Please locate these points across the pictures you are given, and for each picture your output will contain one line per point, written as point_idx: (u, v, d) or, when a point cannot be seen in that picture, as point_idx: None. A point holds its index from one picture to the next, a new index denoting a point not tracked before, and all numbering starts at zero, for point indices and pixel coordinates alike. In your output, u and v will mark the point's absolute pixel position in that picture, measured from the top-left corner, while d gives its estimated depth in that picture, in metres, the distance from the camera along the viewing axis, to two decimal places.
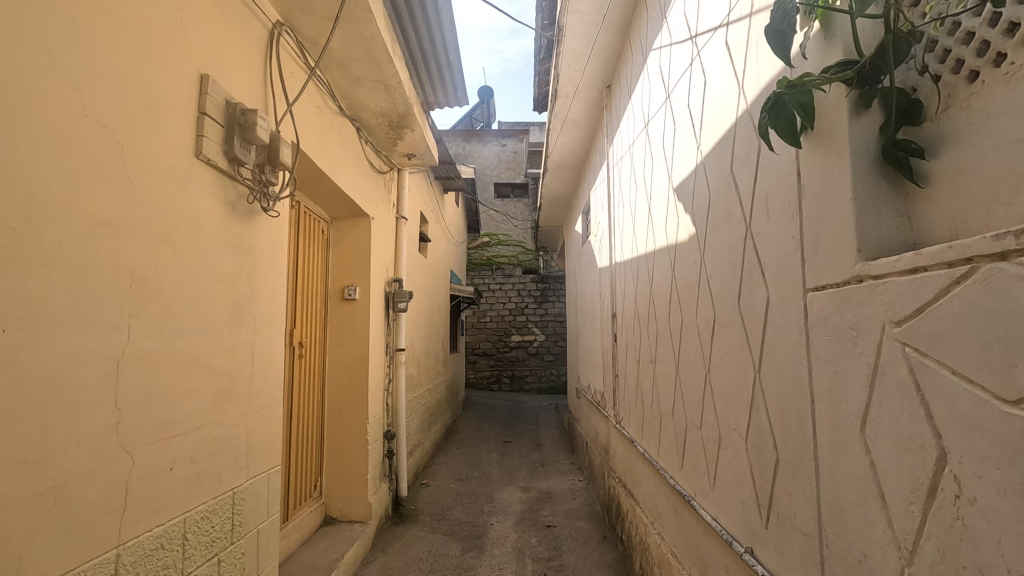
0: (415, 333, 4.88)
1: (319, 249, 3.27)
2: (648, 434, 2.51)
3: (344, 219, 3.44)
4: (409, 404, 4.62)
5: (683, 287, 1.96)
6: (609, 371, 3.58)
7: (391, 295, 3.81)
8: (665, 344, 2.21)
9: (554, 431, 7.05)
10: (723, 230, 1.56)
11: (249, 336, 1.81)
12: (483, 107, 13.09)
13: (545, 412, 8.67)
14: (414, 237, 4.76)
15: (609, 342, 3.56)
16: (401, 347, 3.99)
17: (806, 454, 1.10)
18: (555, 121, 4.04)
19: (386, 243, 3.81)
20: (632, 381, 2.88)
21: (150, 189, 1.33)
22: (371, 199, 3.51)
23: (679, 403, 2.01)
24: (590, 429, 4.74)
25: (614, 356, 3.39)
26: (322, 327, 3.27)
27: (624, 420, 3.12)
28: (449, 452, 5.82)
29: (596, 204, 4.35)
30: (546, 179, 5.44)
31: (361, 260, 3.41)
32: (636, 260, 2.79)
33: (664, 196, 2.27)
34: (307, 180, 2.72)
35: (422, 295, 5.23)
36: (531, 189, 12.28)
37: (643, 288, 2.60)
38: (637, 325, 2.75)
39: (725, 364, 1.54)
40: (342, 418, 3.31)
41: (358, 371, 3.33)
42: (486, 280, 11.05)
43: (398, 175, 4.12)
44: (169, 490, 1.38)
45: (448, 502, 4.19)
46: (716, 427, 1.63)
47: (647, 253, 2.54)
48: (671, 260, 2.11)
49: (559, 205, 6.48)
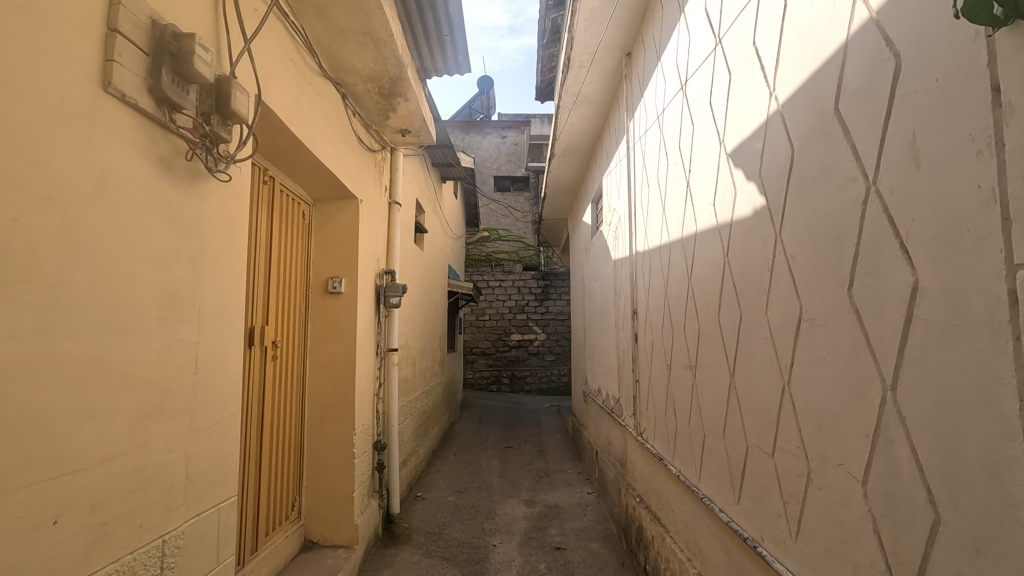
0: (409, 331, 4.48)
1: (300, 234, 2.86)
2: (684, 453, 2.12)
3: (328, 201, 3.04)
4: (402, 409, 4.22)
5: (743, 275, 1.56)
6: (628, 377, 3.19)
7: (382, 289, 3.40)
8: (711, 347, 1.81)
9: (558, 435, 6.67)
10: (818, 194, 1.16)
11: (193, 335, 1.41)
12: (483, 97, 12.66)
13: (547, 414, 8.28)
14: (409, 227, 4.35)
15: (628, 344, 3.16)
16: (393, 347, 3.58)
17: (1011, 525, 0.70)
18: (567, 97, 3.64)
19: (377, 229, 3.41)
20: (660, 389, 2.48)
21: (27, 124, 0.93)
22: (360, 179, 3.10)
23: (736, 422, 1.61)
24: (601, 439, 4.34)
25: (635, 358, 2.99)
26: (302, 325, 2.87)
27: (648, 432, 2.72)
28: (447, 460, 5.41)
29: (608, 191, 3.95)
30: (552, 165, 5.04)
31: (347, 248, 3.01)
32: (667, 248, 2.38)
33: (708, 166, 1.86)
34: (283, 151, 2.32)
35: (417, 290, 4.82)
36: (532, 182, 11.86)
37: (678, 280, 2.20)
38: (668, 324, 2.35)
39: (822, 377, 1.14)
40: (325, 429, 2.90)
41: (343, 375, 2.93)
42: (485, 277, 10.65)
43: (391, 155, 3.71)
44: (56, 552, 0.98)
45: (446, 518, 3.79)
46: (802, 460, 1.23)
47: (684, 237, 2.13)
48: (724, 243, 1.70)
49: (564, 196, 6.08)
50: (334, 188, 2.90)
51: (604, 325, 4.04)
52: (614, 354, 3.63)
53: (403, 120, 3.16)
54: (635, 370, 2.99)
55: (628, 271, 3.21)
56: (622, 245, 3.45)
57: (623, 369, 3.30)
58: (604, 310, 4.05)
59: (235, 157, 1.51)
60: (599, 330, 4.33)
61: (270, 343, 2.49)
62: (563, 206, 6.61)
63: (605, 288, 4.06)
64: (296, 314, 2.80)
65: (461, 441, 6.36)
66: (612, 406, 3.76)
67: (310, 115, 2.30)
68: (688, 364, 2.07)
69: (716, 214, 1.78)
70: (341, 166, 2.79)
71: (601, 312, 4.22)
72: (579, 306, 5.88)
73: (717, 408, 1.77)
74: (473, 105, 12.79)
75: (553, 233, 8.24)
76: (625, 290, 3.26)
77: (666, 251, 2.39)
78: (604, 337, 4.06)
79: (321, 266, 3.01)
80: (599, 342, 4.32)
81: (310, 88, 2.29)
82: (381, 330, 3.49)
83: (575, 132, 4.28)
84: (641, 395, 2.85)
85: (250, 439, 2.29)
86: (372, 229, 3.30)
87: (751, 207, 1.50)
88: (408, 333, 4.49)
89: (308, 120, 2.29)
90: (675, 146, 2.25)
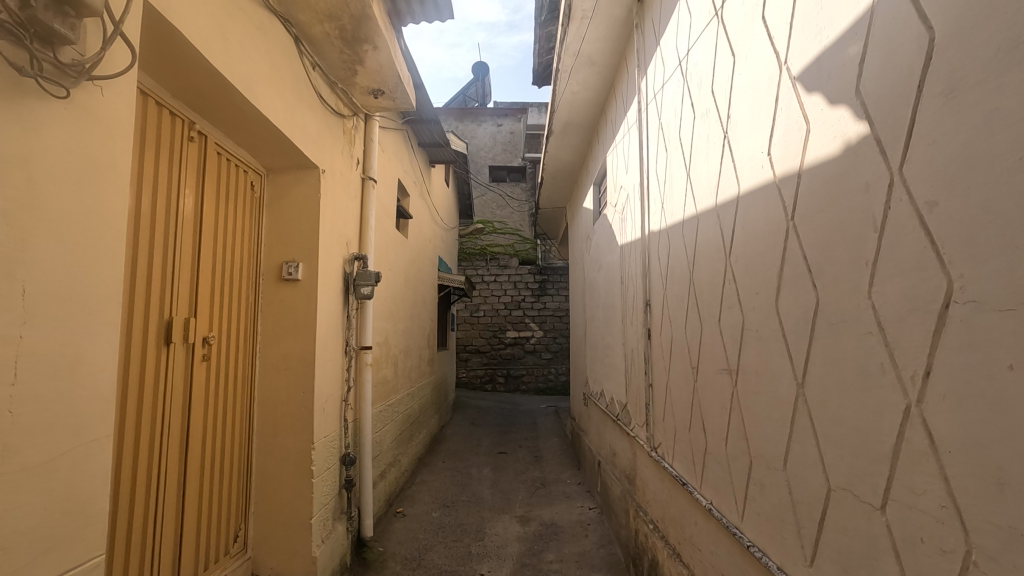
0: (389, 327, 4.00)
1: (246, 208, 2.39)
2: (719, 481, 1.65)
3: (284, 171, 2.57)
4: (380, 414, 3.75)
5: (822, 242, 1.09)
6: (638, 380, 2.72)
7: (351, 277, 2.93)
8: (764, 343, 1.35)
9: (556, 440, 6.21)
10: (996, 88, 0.69)
11: (10, 327, 0.94)
12: (478, 85, 12.16)
13: (544, 416, 7.83)
14: (388, 209, 3.90)
15: (639, 342, 2.69)
16: (367, 345, 3.11)
17: None
18: (568, 55, 3.18)
19: (346, 207, 2.93)
20: (683, 398, 2.02)
21: None
22: (323, 145, 2.63)
23: (807, 451, 1.15)
24: (603, 447, 3.88)
25: (647, 359, 2.53)
26: (248, 316, 2.39)
27: (666, 449, 2.25)
28: (434, 469, 4.95)
29: (613, 167, 3.49)
30: (551, 143, 4.57)
31: (305, 227, 2.53)
32: (693, 221, 1.91)
33: (758, 101, 1.39)
34: (212, 98, 1.85)
35: (398, 281, 4.35)
36: (529, 173, 11.40)
37: (710, 259, 1.73)
38: (694, 317, 1.88)
39: (1006, 398, 0.68)
40: (277, 442, 2.43)
41: (300, 377, 2.45)
42: (480, 271, 10.18)
43: (365, 124, 3.24)
44: None
45: (427, 540, 3.32)
46: (956, 531, 0.75)
47: (719, 204, 1.67)
48: (788, 203, 1.23)
49: (563, 180, 5.62)
50: (289, 154, 2.43)
51: (609, 322, 3.58)
52: (621, 354, 3.17)
53: (374, 78, 2.69)
54: (647, 373, 2.52)
55: (638, 256, 2.74)
56: (631, 227, 2.98)
57: (633, 371, 2.84)
58: (609, 304, 3.60)
59: (89, 67, 1.05)
60: (603, 326, 3.88)
61: (202, 339, 2.01)
62: (561, 193, 6.15)
63: (609, 279, 3.60)
64: (240, 303, 2.32)
65: (451, 447, 5.89)
66: (618, 411, 3.31)
67: (245, 51, 1.83)
68: (726, 368, 1.60)
69: (771, 164, 1.31)
70: (296, 126, 2.32)
71: (605, 306, 3.76)
72: (579, 299, 5.42)
73: (773, 428, 1.30)
74: (468, 93, 12.29)
75: (551, 224, 7.78)
76: (635, 279, 2.79)
77: (691, 226, 1.93)
78: (609, 333, 3.60)
79: (276, 247, 2.53)
80: (603, 340, 3.86)
81: (243, 18, 1.83)
82: (351, 325, 3.02)
83: (576, 101, 3.81)
84: (656, 402, 2.39)
85: (167, 459, 1.82)
86: (338, 207, 2.82)
87: (837, 141, 1.03)
88: (389, 329, 4.03)
89: (241, 57, 1.82)
90: (707, 90, 1.78)
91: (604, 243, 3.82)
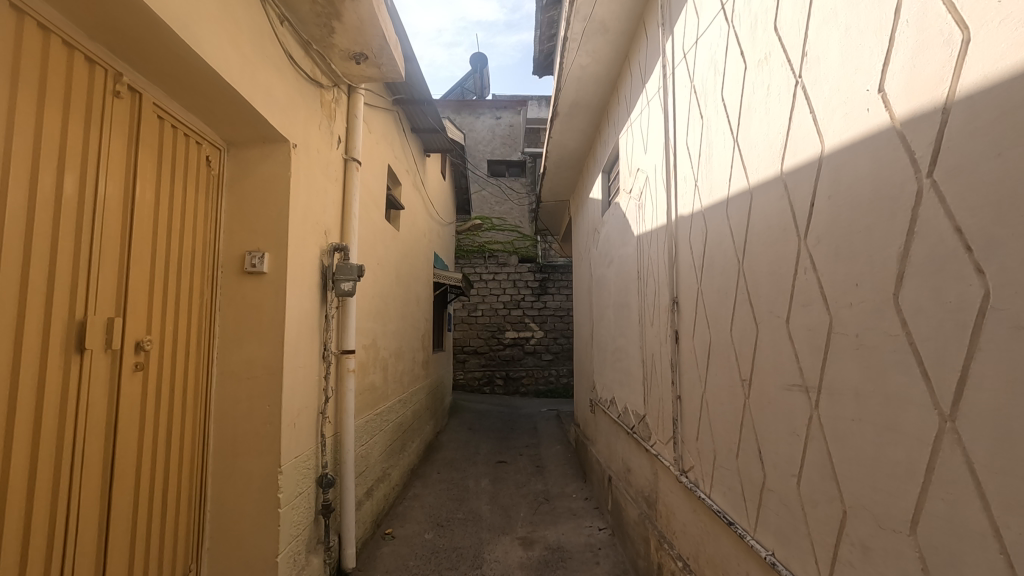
0: (377, 328, 3.63)
1: (200, 187, 2.01)
2: (786, 530, 1.28)
3: (247, 145, 2.18)
4: (367, 425, 3.38)
5: (995, 204, 0.72)
6: (662, 390, 2.35)
7: (330, 270, 2.56)
8: (869, 353, 0.98)
9: (558, 448, 5.85)
10: None
11: None
12: (475, 77, 11.75)
13: (546, 420, 7.47)
14: (376, 197, 3.52)
15: (664, 345, 2.32)
16: (349, 349, 2.74)
17: None
18: (579, 20, 2.82)
19: (324, 191, 2.56)
20: (728, 417, 1.64)
21: None
22: (295, 116, 2.25)
23: (962, 515, 0.78)
24: (615, 460, 3.52)
25: (674, 366, 2.16)
26: (202, 316, 2.01)
27: (701, 475, 1.88)
28: (428, 481, 4.58)
29: (628, 148, 3.11)
30: (556, 126, 4.22)
31: (273, 210, 2.15)
32: (743, 198, 1.54)
33: (857, 21, 1.02)
34: (142, 42, 1.48)
35: (389, 277, 3.98)
36: (529, 167, 11.03)
37: (773, 243, 1.36)
38: (746, 317, 1.51)
39: None
40: (239, 466, 2.05)
41: (266, 388, 2.07)
42: (478, 269, 9.80)
43: (348, 99, 2.86)
44: None
45: (419, 567, 2.96)
46: None
47: (787, 171, 1.30)
48: (921, 154, 0.86)
49: (566, 169, 5.24)
50: (252, 123, 2.05)
51: (624, 322, 3.20)
52: (638, 360, 2.79)
53: (355, 38, 2.31)
54: (675, 383, 2.15)
55: (661, 248, 2.37)
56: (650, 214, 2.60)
57: (655, 379, 2.47)
58: (623, 303, 3.22)
59: None
60: (615, 327, 3.51)
61: (136, 344, 1.63)
62: (563, 184, 5.77)
63: (624, 274, 3.23)
64: (191, 299, 1.94)
65: (448, 455, 5.52)
66: (635, 422, 2.94)
67: None
68: (798, 383, 1.23)
69: (884, 102, 0.94)
70: (258, 89, 1.95)
71: (618, 304, 3.39)
72: (584, 297, 5.06)
73: (888, 472, 0.93)
74: (465, 85, 11.88)
75: (552, 219, 7.41)
76: (658, 272, 2.42)
77: (741, 203, 1.55)
78: (623, 336, 3.22)
79: (237, 234, 2.15)
80: (615, 343, 3.49)
81: None
82: (331, 326, 2.64)
83: (584, 77, 3.44)
84: (688, 418, 2.03)
85: (83, 496, 1.44)
86: (314, 189, 2.44)
87: None
88: (377, 329, 3.66)
89: None
90: (765, 29, 1.40)
91: (616, 235, 3.45)
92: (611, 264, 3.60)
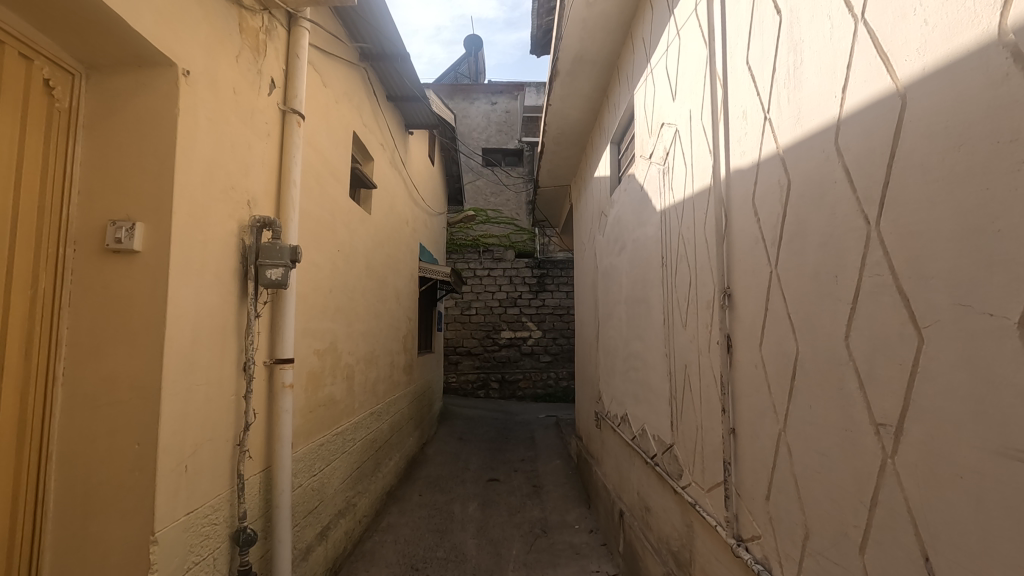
0: (338, 331, 3.00)
1: (30, 122, 1.36)
2: None
3: (116, 71, 1.53)
4: (322, 449, 2.74)
5: None
6: (704, 417, 1.72)
7: (252, 252, 1.90)
8: None
9: (558, 463, 5.22)
10: None
11: None
12: (470, 61, 11.09)
13: (544, 429, 6.84)
14: (334, 170, 2.89)
15: (707, 356, 1.68)
16: (286, 359, 2.10)
17: None
18: None
19: (245, 148, 1.92)
20: (837, 481, 1.01)
21: None
22: (191, 34, 1.61)
23: None
24: (627, 492, 2.89)
25: (726, 385, 1.52)
26: (32, 313, 1.36)
27: (776, 557, 1.25)
28: (407, 507, 3.95)
29: (646, 102, 2.48)
30: (557, 89, 3.59)
31: (152, 163, 1.51)
32: (878, 111, 0.90)
33: None
34: None
35: (355, 268, 3.34)
36: (526, 156, 10.36)
37: (969, 179, 0.72)
38: (889, 319, 0.87)
39: None
40: (95, 533, 1.41)
41: (135, 419, 1.43)
42: (471, 264, 9.17)
43: (289, 35, 2.24)
44: None
45: None
46: None
47: (1011, 30, 0.67)
48: None
49: (567, 145, 4.59)
50: (111, 34, 1.40)
51: (641, 324, 2.56)
52: (664, 372, 2.15)
53: None
54: (727, 411, 1.51)
55: (704, 222, 1.71)
56: (683, 179, 1.95)
57: (691, 400, 1.84)
58: (641, 299, 2.59)
59: None
60: (629, 329, 2.87)
61: None
62: (563, 165, 5.12)
63: (641, 263, 2.58)
64: (8, 288, 1.29)
65: (433, 473, 4.89)
66: (657, 452, 2.31)
67: None
68: None
69: None
70: None
71: (633, 301, 2.75)
72: (588, 293, 4.42)
73: None
74: (459, 69, 11.20)
75: (550, 208, 6.76)
76: (697, 256, 1.78)
77: (880, 121, 0.89)
78: (641, 340, 2.58)
79: (100, 195, 1.51)
80: (630, 348, 2.85)
81: None
82: (257, 328, 1.99)
83: (590, 19, 2.80)
84: (751, 465, 1.39)
85: None
86: (226, 142, 1.80)
87: None
88: (338, 331, 3.02)
89: None
90: None
91: (631, 216, 2.80)
92: (624, 253, 2.96)
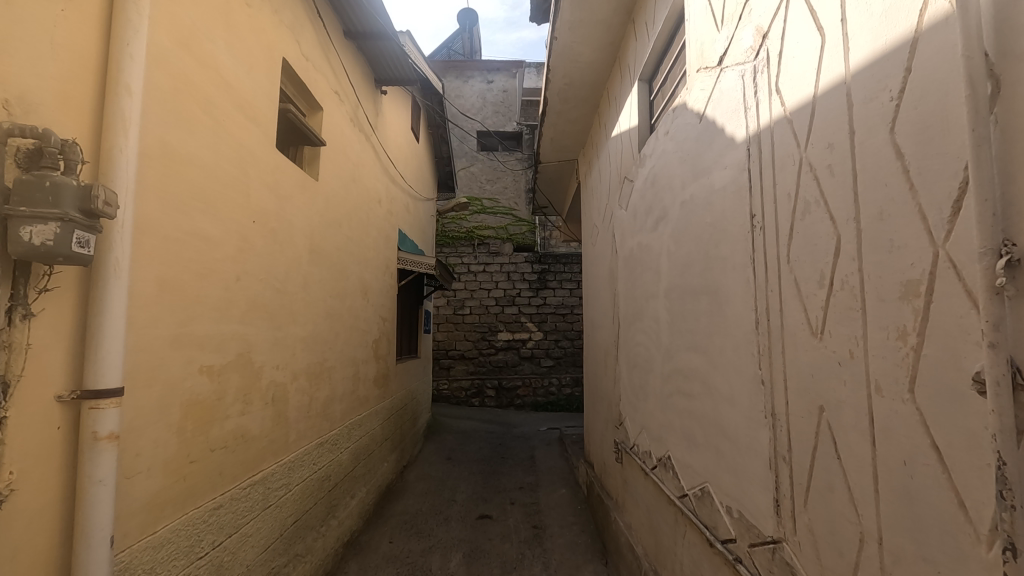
0: (255, 337, 2.11)
1: None
2: None
3: None
4: (222, 513, 1.85)
5: None
6: (899, 528, 0.81)
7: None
8: None
9: (564, 493, 4.34)
10: None
11: None
12: (464, 36, 10.19)
13: (546, 446, 5.97)
14: (242, 103, 2.00)
15: (916, 401, 0.78)
16: (101, 389, 1.22)
17: None
18: None
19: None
20: None
21: None
22: None
23: None
24: (669, 571, 2.00)
25: (1014, 485, 0.61)
26: None
27: None
28: (370, 562, 3.07)
29: None
30: (565, 12, 2.71)
31: None
32: None
33: None
34: None
35: (291, 249, 2.46)
36: (526, 139, 9.45)
37: None
38: None
39: None
40: None
41: None
42: (465, 259, 8.30)
43: None
44: None
45: None
46: None
47: None
48: None
49: (575, 102, 3.70)
50: None
51: (702, 325, 1.66)
52: (763, 411, 1.25)
53: None
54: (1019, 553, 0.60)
55: (899, 117, 0.81)
56: (814, 61, 1.05)
57: (847, 479, 0.94)
58: (699, 290, 1.68)
59: None
60: (673, 334, 1.97)
61: None
62: (569, 133, 4.23)
63: (699, 232, 1.69)
64: None
65: (410, 508, 4.01)
66: (737, 540, 1.41)
67: None
68: None
69: None
70: None
71: (684, 293, 1.85)
72: (602, 286, 3.52)
73: None
74: (452, 46, 10.28)
75: (553, 191, 5.86)
76: (870, 193, 0.87)
77: None
78: (700, 352, 1.68)
79: None
80: (676, 362, 1.95)
81: None
82: (29, 336, 1.09)
83: None
84: None
85: None
86: None
87: None
88: (257, 337, 2.13)
89: None
90: None
91: (678, 169, 1.91)
92: (666, 225, 2.06)
